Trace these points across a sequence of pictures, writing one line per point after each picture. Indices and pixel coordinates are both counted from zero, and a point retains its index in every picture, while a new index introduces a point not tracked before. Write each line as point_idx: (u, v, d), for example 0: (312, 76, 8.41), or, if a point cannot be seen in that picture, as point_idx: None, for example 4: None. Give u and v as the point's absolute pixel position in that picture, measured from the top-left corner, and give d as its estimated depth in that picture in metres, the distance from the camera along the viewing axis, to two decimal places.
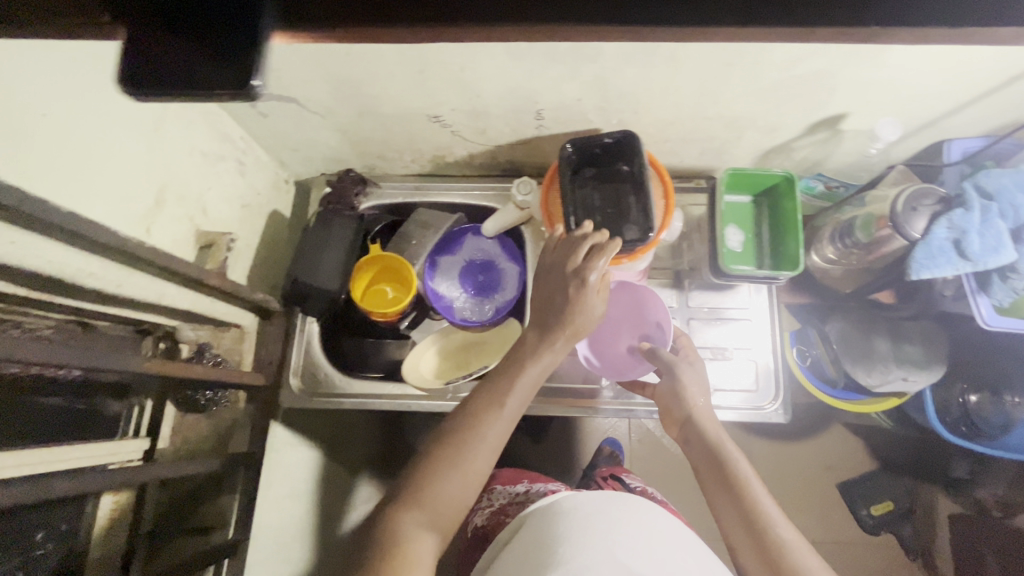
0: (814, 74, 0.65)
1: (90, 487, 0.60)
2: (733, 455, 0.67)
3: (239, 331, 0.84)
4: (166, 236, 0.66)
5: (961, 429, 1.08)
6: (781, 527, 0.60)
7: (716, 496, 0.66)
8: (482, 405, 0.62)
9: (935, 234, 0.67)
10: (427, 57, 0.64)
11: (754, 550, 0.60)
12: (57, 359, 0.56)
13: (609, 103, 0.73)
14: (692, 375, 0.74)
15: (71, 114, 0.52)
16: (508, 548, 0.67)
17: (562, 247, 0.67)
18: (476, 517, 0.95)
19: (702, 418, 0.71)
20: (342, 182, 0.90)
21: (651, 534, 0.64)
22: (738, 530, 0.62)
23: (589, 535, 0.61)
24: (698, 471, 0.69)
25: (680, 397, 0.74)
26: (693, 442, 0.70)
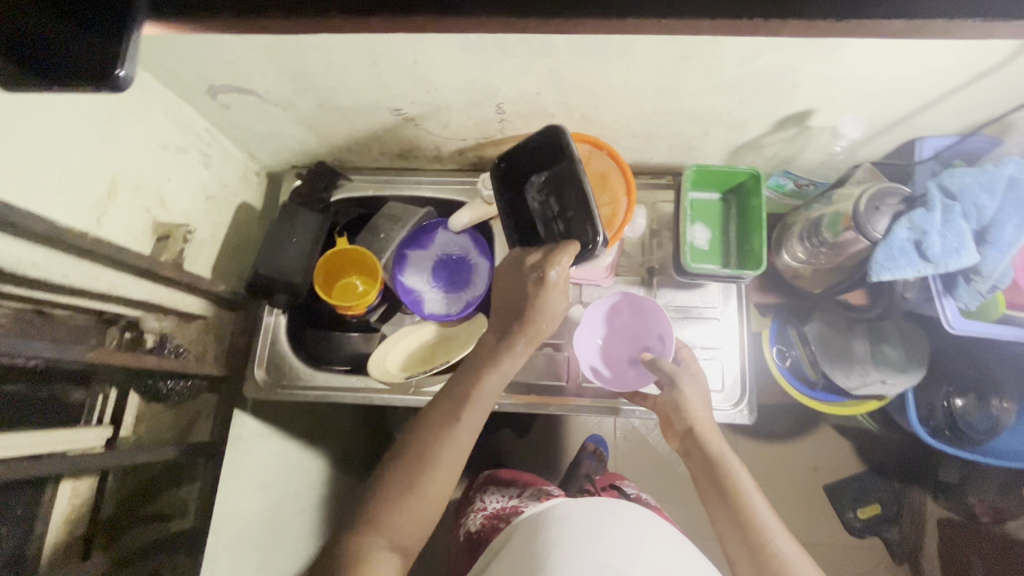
0: (773, 69, 0.64)
1: (35, 474, 0.61)
2: (734, 467, 0.67)
3: (203, 324, 0.85)
4: (119, 227, 0.66)
5: (944, 432, 1.06)
6: (780, 540, 0.61)
7: (716, 508, 0.66)
8: (434, 437, 0.60)
9: (896, 235, 0.65)
10: (378, 49, 0.64)
11: (753, 565, 0.61)
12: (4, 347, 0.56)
13: (569, 97, 0.72)
14: (693, 388, 0.73)
15: (11, 105, 0.52)
16: (500, 556, 0.67)
17: (514, 264, 0.67)
18: (471, 521, 0.96)
19: (703, 429, 0.71)
20: (314, 175, 0.91)
21: (647, 543, 0.63)
22: (737, 543, 0.63)
23: (580, 544, 0.61)
24: (697, 483, 0.69)
25: (679, 408, 0.72)
26: (694, 453, 0.70)
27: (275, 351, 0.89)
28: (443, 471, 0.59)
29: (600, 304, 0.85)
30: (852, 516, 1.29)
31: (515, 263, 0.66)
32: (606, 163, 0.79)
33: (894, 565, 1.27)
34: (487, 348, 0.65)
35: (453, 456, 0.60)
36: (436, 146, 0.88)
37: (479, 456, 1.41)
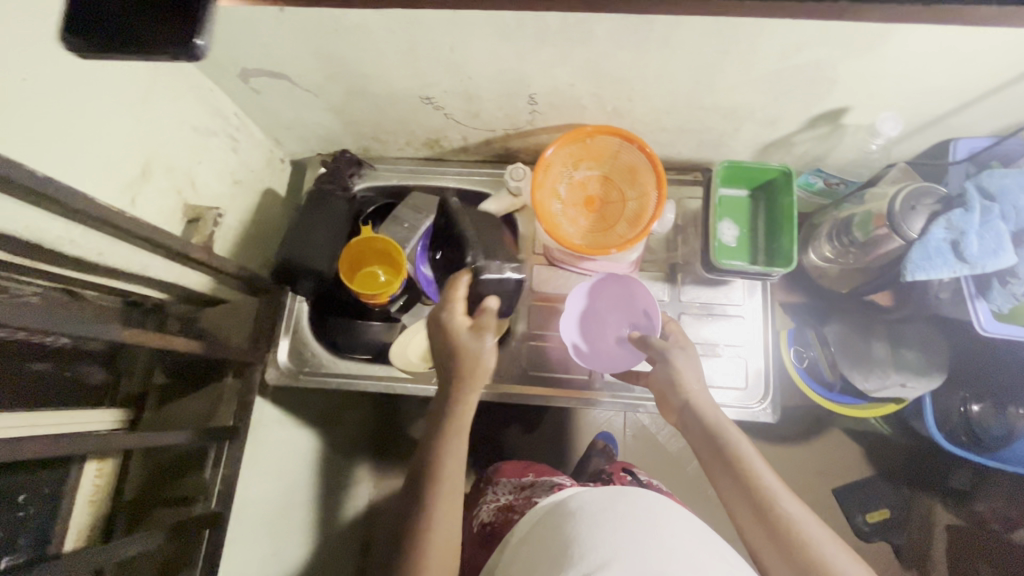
0: (814, 64, 0.63)
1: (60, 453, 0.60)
2: (733, 436, 0.66)
3: (226, 308, 0.86)
4: (152, 207, 0.66)
5: (962, 439, 1.06)
6: (786, 503, 0.62)
7: (718, 475, 0.66)
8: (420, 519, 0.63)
9: (933, 235, 0.65)
10: (415, 35, 0.63)
11: (761, 525, 0.62)
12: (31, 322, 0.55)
13: (603, 89, 0.72)
14: (686, 362, 0.71)
15: (52, 80, 0.52)
16: (518, 554, 0.66)
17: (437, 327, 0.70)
18: (483, 512, 0.95)
19: (699, 401, 0.70)
20: (337, 162, 0.90)
21: (666, 531, 0.62)
22: (743, 507, 0.64)
23: (600, 534, 0.60)
24: (699, 455, 0.69)
25: (675, 383, 0.71)
26: (693, 426, 0.70)
27: (298, 338, 0.89)
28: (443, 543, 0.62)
29: (583, 287, 0.84)
30: (861, 519, 1.29)
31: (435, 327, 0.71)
32: (637, 156, 0.79)
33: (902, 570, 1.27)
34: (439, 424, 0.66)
35: (446, 526, 0.63)
36: (463, 136, 0.88)
37: (489, 450, 1.41)
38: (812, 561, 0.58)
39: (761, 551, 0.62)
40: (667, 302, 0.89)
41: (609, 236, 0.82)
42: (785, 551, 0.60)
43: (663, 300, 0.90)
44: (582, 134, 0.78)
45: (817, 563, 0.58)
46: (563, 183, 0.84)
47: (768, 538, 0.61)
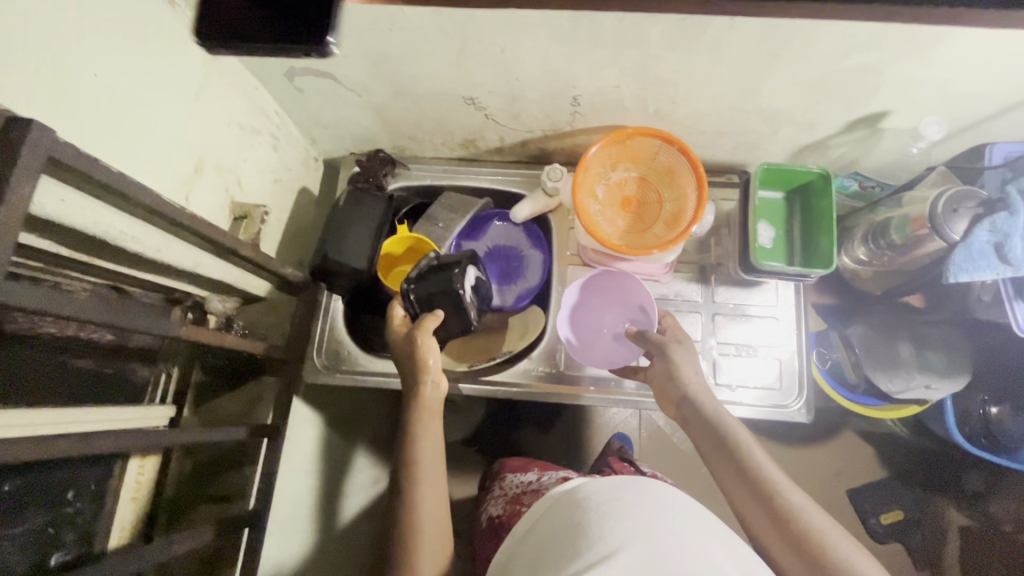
0: (862, 68, 0.64)
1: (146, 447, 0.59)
2: (734, 427, 0.67)
3: (266, 305, 0.85)
4: (203, 204, 0.66)
5: (982, 440, 1.05)
6: (788, 493, 0.62)
7: (719, 467, 0.66)
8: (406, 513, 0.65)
9: (976, 237, 0.66)
10: (468, 35, 0.64)
11: (764, 514, 0.61)
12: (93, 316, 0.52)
13: (648, 91, 0.73)
14: (683, 357, 0.73)
15: (120, 77, 0.52)
16: (523, 549, 0.63)
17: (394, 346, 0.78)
18: (492, 507, 0.97)
19: (698, 393, 0.71)
20: (371, 161, 0.90)
21: (677, 521, 0.57)
22: (746, 498, 0.63)
23: (608, 524, 0.56)
24: (700, 449, 0.69)
25: (674, 377, 0.73)
26: (693, 419, 0.70)
27: (332, 336, 0.89)
28: (430, 536, 0.64)
29: (579, 281, 0.86)
30: (875, 521, 1.29)
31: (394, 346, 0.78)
32: (677, 158, 0.79)
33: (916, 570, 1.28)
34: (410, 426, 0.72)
35: (431, 518, 0.65)
36: (500, 137, 0.88)
37: (505, 451, 1.41)
38: (818, 550, 0.57)
39: (767, 542, 0.61)
40: (701, 303, 0.90)
41: (646, 236, 0.82)
42: (787, 540, 0.59)
43: (697, 301, 0.90)
44: (623, 135, 0.79)
45: (819, 550, 0.57)
46: (600, 184, 0.84)
47: (771, 528, 0.60)
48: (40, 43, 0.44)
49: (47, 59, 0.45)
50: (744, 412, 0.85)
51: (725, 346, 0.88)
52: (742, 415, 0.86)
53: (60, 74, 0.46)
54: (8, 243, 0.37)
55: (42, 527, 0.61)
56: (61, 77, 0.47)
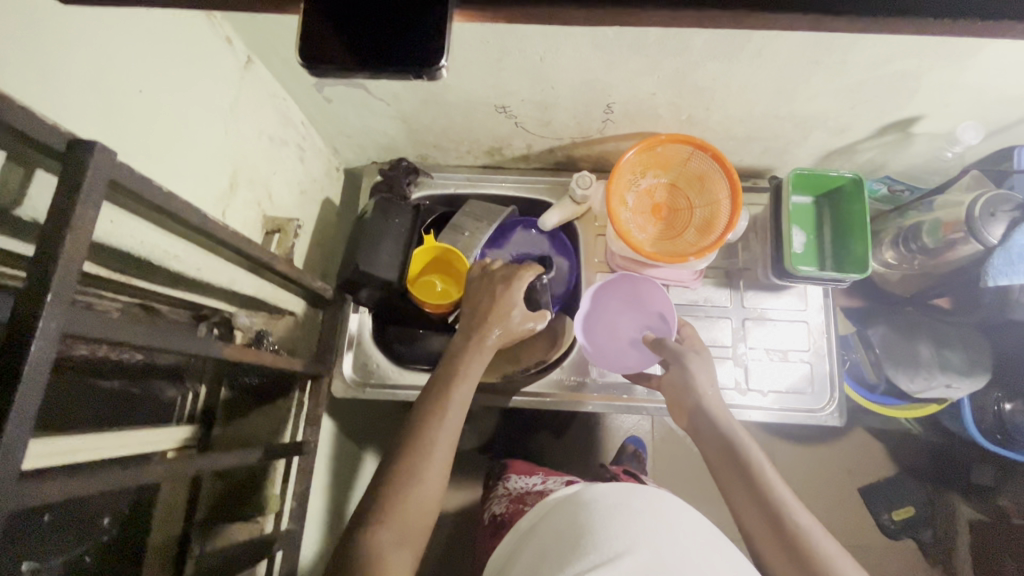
0: (901, 75, 0.65)
1: (185, 473, 0.55)
2: (746, 441, 0.65)
3: (291, 320, 0.83)
4: (238, 219, 0.65)
5: (997, 437, 1.02)
6: (797, 513, 0.59)
7: (728, 479, 0.64)
8: (413, 451, 0.61)
9: (1016, 241, 0.68)
10: (509, 45, 0.63)
11: (768, 529, 0.59)
12: (137, 339, 0.45)
13: (683, 99, 0.73)
14: (699, 367, 0.72)
15: (161, 93, 0.51)
16: (525, 550, 0.65)
17: (496, 283, 0.78)
18: (495, 505, 0.96)
19: (712, 405, 0.69)
20: (395, 171, 0.89)
21: (674, 531, 0.61)
22: (752, 514, 0.61)
23: (612, 527, 0.59)
24: (709, 459, 0.67)
25: (689, 386, 0.71)
26: (704, 429, 0.68)
27: (361, 349, 0.88)
28: (422, 479, 0.60)
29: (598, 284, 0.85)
30: (887, 518, 1.28)
31: (491, 280, 0.79)
32: (709, 164, 0.79)
33: (927, 565, 1.27)
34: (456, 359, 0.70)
35: (436, 466, 0.61)
36: (528, 144, 0.88)
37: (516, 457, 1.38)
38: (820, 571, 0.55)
39: (770, 561, 0.59)
40: (731, 309, 0.90)
41: (678, 243, 0.82)
42: (792, 560, 0.57)
43: (727, 306, 0.90)
44: (655, 142, 0.78)
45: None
46: (631, 191, 0.83)
47: (778, 546, 0.58)
48: (89, 61, 0.43)
49: (95, 76, 0.44)
50: (771, 415, 0.86)
51: (754, 351, 0.88)
52: (771, 418, 0.86)
53: (107, 91, 0.45)
54: (74, 270, 0.36)
55: (78, 558, 0.59)
56: (109, 94, 0.45)
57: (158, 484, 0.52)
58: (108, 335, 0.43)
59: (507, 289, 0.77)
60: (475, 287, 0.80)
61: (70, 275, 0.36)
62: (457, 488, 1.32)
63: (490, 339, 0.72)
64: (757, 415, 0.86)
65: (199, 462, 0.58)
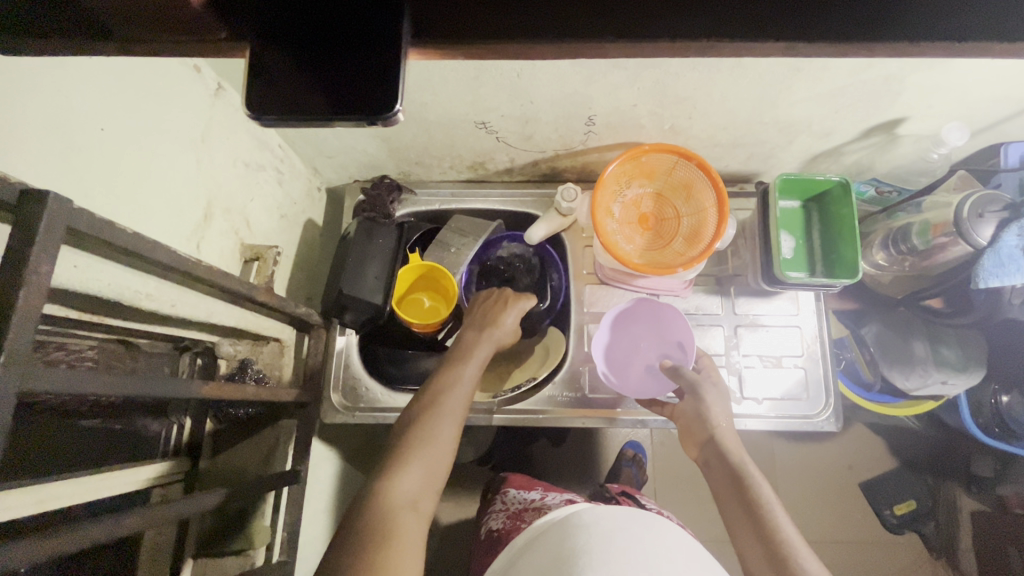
0: (883, 79, 0.64)
1: (165, 518, 0.53)
2: (757, 478, 0.64)
3: (278, 346, 0.81)
4: (213, 250, 0.64)
5: (994, 429, 1.02)
6: (804, 557, 0.57)
7: (735, 512, 0.63)
8: (431, 405, 0.64)
9: (1005, 241, 0.66)
10: (484, 63, 0.62)
11: (769, 568, 0.57)
12: (108, 388, 0.44)
13: (665, 109, 0.72)
14: (715, 400, 0.71)
15: (124, 127, 0.49)
16: (521, 569, 0.64)
17: (498, 297, 0.80)
18: (493, 520, 0.95)
19: (725, 439, 0.69)
20: (377, 190, 0.87)
21: (670, 559, 0.60)
22: (755, 550, 0.60)
23: (611, 550, 0.59)
24: (718, 494, 0.66)
25: (702, 417, 0.71)
26: (714, 462, 0.68)
27: (350, 373, 0.87)
28: (442, 428, 0.63)
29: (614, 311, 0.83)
30: (888, 512, 1.27)
31: (495, 293, 0.81)
32: (695, 173, 0.78)
33: (931, 560, 1.26)
34: (469, 339, 0.74)
35: (449, 419, 0.64)
36: (511, 157, 0.86)
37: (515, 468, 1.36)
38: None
39: None
40: (722, 316, 0.89)
41: (667, 253, 0.81)
42: None
43: (718, 314, 0.89)
44: (639, 152, 0.77)
45: None
46: (617, 202, 0.82)
47: None
48: (45, 102, 0.41)
49: (47, 124, 0.42)
50: (766, 424, 0.85)
51: (747, 359, 0.87)
52: (766, 426, 0.85)
53: (66, 131, 0.43)
54: (30, 327, 0.34)
55: None
56: (67, 134, 0.43)
57: (134, 533, 0.50)
58: (77, 388, 0.41)
59: (507, 304, 0.79)
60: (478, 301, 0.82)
61: (25, 331, 0.34)
62: (456, 501, 1.31)
63: (498, 325, 0.76)
64: (753, 424, 0.85)
65: (184, 504, 0.56)
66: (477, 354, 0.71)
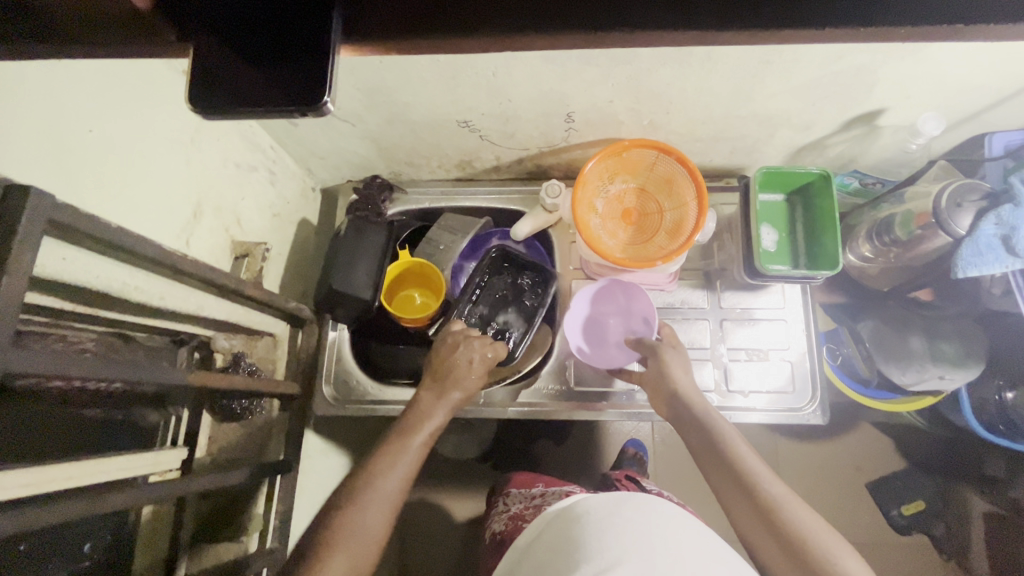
0: (855, 71, 0.64)
1: (152, 498, 0.56)
2: (720, 419, 0.66)
3: (271, 340, 0.84)
4: (203, 246, 0.67)
5: (998, 428, 0.92)
6: (770, 484, 0.59)
7: (708, 465, 0.64)
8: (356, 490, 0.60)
9: (982, 231, 0.66)
10: (459, 64, 0.64)
11: (742, 497, 0.60)
12: (97, 373, 0.47)
13: (641, 104, 0.73)
14: (676, 361, 0.73)
15: (113, 130, 0.52)
16: (528, 564, 0.63)
17: (465, 343, 0.75)
18: (495, 522, 0.95)
19: (688, 391, 0.70)
20: (369, 188, 0.89)
21: (670, 538, 0.57)
22: (728, 487, 0.61)
23: (605, 538, 0.56)
24: (688, 443, 0.67)
25: (665, 376, 0.72)
26: (682, 413, 0.69)
27: (342, 367, 0.90)
28: (371, 510, 0.59)
29: (585, 292, 0.85)
30: (896, 513, 1.24)
31: (459, 333, 0.77)
32: (675, 167, 0.79)
33: (940, 562, 1.23)
34: (422, 405, 0.70)
35: (377, 506, 0.59)
36: (497, 156, 0.89)
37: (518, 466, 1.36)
38: (790, 533, 0.56)
39: (749, 533, 0.59)
40: (708, 310, 0.90)
41: (650, 247, 0.82)
42: (767, 527, 0.57)
43: (704, 307, 0.90)
44: (619, 148, 0.78)
45: (801, 539, 0.55)
46: (600, 198, 0.83)
47: (756, 517, 0.58)
48: (35, 107, 0.45)
49: (37, 126, 0.45)
50: (756, 418, 0.85)
51: (736, 352, 0.88)
52: (755, 420, 0.85)
53: (55, 132, 0.46)
54: (10, 311, 0.37)
55: None
56: (56, 135, 0.46)
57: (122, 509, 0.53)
58: (60, 370, 0.43)
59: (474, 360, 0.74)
60: (443, 339, 0.76)
61: (7, 314, 0.37)
62: (458, 497, 1.32)
63: (459, 390, 0.71)
64: (740, 417, 0.85)
65: (175, 485, 0.59)
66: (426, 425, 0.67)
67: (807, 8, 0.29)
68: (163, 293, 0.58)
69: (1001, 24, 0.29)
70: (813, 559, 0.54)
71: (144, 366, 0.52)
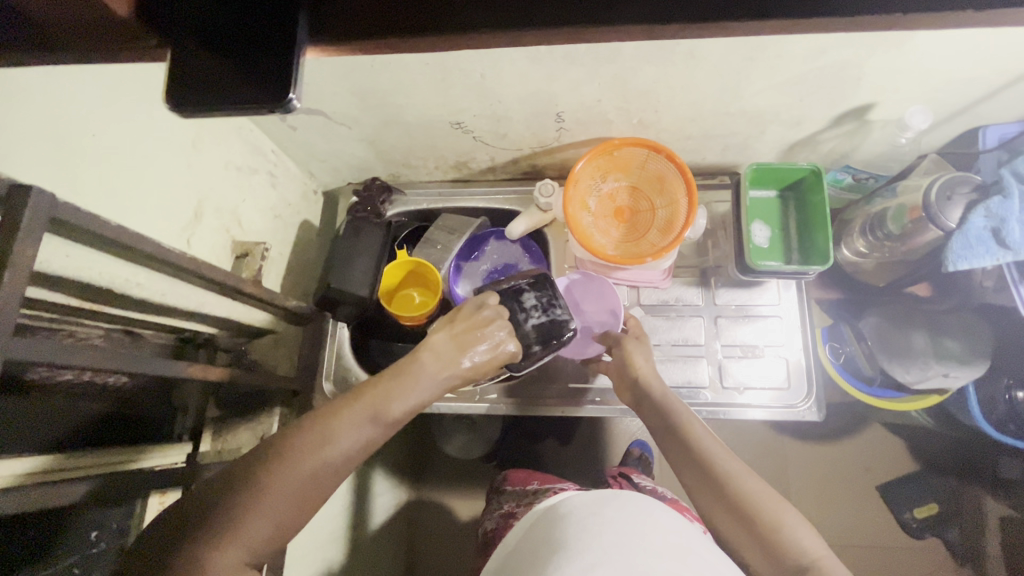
0: (839, 65, 0.64)
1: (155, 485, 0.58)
2: (677, 403, 0.68)
3: (273, 337, 0.87)
4: (204, 244, 0.70)
5: (1009, 428, 0.89)
6: (724, 459, 0.61)
7: (670, 445, 0.65)
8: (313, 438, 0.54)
9: (972, 224, 0.66)
10: (447, 65, 0.66)
11: (697, 474, 0.61)
12: (97, 363, 0.49)
13: (629, 103, 0.74)
14: (637, 349, 0.75)
15: (115, 133, 0.55)
16: (514, 567, 0.63)
17: (491, 315, 0.70)
18: (488, 521, 0.97)
19: (649, 378, 0.72)
20: (369, 190, 0.91)
21: (652, 537, 0.57)
22: (685, 467, 0.63)
23: (587, 539, 0.56)
24: (651, 429, 0.69)
25: (626, 366, 0.74)
26: (643, 402, 0.71)
27: (342, 364, 0.91)
28: (317, 472, 0.53)
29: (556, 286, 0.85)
30: (908, 515, 1.21)
31: (489, 304, 0.71)
32: (665, 165, 0.80)
33: (954, 566, 1.20)
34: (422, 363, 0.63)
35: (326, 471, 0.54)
36: (491, 156, 0.90)
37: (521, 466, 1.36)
38: (744, 505, 0.57)
39: (706, 507, 0.60)
40: (703, 307, 0.90)
41: (642, 244, 0.82)
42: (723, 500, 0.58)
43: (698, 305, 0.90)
44: (609, 147, 0.79)
45: (754, 509, 0.57)
46: (592, 196, 0.84)
47: (710, 492, 0.60)
48: (40, 111, 0.47)
49: (41, 128, 0.48)
50: (753, 414, 0.84)
51: (731, 348, 0.88)
52: (752, 416, 0.85)
53: (58, 135, 0.49)
54: (12, 303, 0.40)
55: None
56: (59, 138, 0.49)
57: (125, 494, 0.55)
58: (62, 360, 0.46)
59: (491, 345, 0.68)
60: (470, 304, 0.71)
61: (9, 305, 0.39)
62: (464, 496, 1.33)
63: (465, 362, 0.65)
64: (736, 414, 0.85)
65: None
66: (416, 394, 0.61)
67: (764, 3, 0.30)
68: (161, 288, 0.60)
69: (955, 13, 0.29)
70: (767, 527, 0.55)
71: (144, 357, 0.54)
